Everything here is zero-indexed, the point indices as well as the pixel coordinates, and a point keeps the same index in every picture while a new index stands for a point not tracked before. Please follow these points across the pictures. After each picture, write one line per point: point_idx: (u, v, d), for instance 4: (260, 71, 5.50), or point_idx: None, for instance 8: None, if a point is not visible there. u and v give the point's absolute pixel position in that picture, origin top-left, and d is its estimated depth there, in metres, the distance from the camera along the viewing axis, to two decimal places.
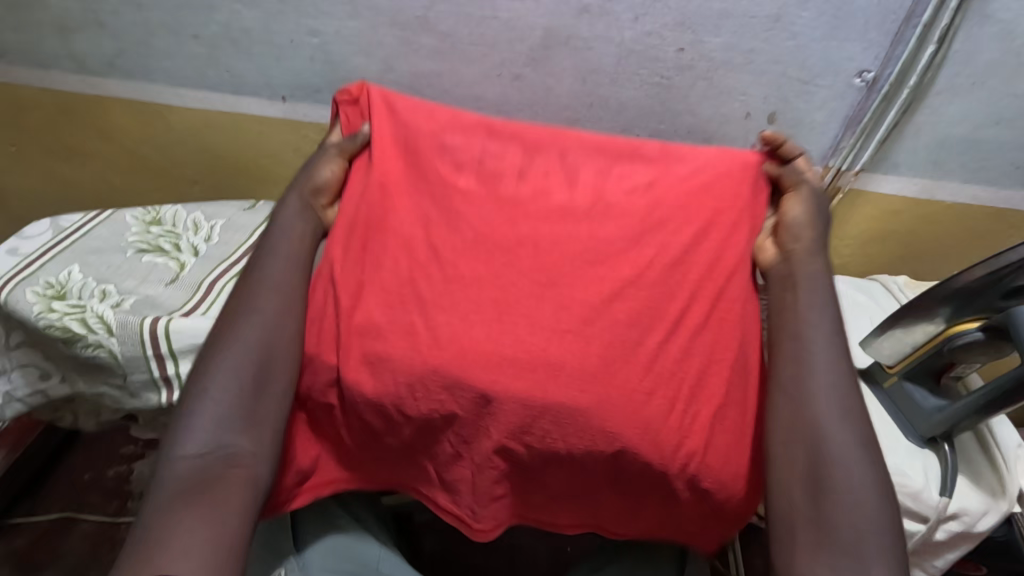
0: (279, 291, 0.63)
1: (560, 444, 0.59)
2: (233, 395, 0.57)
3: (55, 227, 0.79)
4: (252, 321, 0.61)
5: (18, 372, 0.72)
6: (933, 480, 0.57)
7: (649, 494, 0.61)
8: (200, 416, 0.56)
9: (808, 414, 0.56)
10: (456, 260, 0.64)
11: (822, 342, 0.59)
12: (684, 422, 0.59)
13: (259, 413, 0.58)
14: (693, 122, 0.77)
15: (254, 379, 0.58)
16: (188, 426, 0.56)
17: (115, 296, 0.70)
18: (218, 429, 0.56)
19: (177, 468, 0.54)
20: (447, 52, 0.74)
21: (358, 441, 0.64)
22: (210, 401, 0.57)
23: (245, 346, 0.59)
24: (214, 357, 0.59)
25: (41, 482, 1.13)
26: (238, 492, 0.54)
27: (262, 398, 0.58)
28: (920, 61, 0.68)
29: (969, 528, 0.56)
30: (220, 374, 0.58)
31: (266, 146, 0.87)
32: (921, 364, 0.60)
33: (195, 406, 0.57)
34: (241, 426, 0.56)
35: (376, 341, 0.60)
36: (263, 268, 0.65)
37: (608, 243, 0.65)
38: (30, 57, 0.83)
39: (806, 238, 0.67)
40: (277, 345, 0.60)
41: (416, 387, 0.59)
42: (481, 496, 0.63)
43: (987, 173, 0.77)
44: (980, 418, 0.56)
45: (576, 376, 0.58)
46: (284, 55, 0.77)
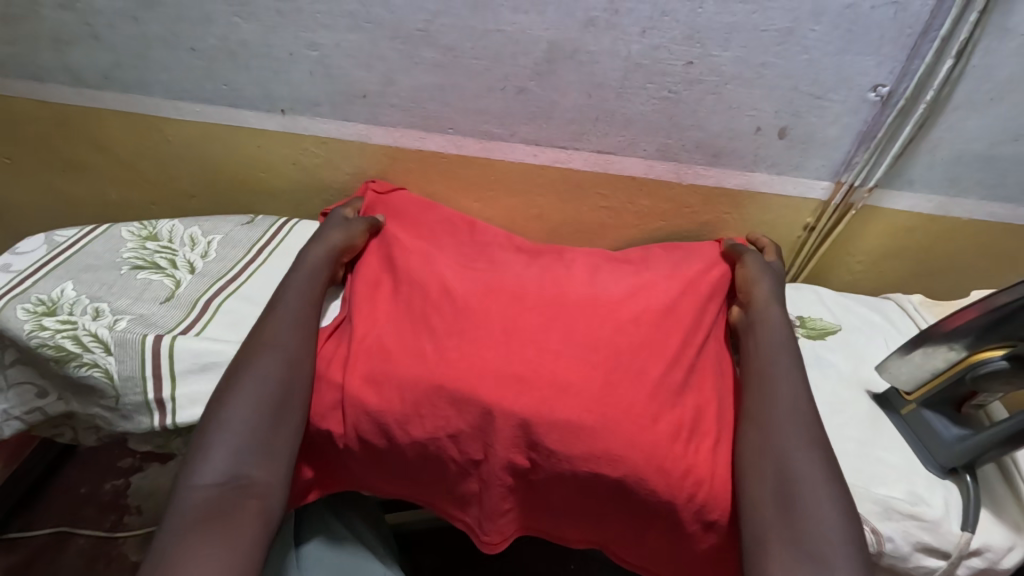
0: (298, 326, 0.63)
1: (566, 463, 0.58)
2: (249, 424, 0.54)
3: (49, 242, 0.78)
4: (272, 354, 0.59)
5: (13, 390, 0.70)
6: (954, 513, 0.54)
7: (654, 522, 0.59)
8: (215, 445, 0.53)
9: (776, 439, 0.54)
10: (468, 298, 0.66)
11: (783, 377, 0.59)
12: (688, 450, 0.58)
13: (274, 444, 0.55)
14: (702, 136, 0.75)
15: (275, 400, 0.56)
16: (204, 456, 0.52)
17: (108, 316, 0.68)
18: (236, 457, 0.53)
19: (190, 498, 0.50)
20: (449, 66, 0.72)
21: (364, 460, 0.63)
22: (232, 427, 0.54)
23: (263, 378, 0.57)
24: (231, 388, 0.57)
25: (37, 497, 1.11)
26: (251, 524, 0.49)
27: (279, 429, 0.56)
28: (936, 76, 0.66)
29: (993, 564, 0.54)
30: (237, 405, 0.55)
31: (264, 159, 0.86)
32: (941, 392, 0.58)
33: (213, 435, 0.54)
34: (260, 456, 0.53)
35: (384, 360, 0.62)
36: (279, 308, 0.64)
37: (608, 295, 0.68)
38: (26, 70, 0.81)
39: (762, 286, 0.69)
40: (295, 381, 0.59)
41: (422, 404, 0.59)
42: (488, 511, 0.62)
43: (1005, 190, 0.75)
44: (1005, 451, 0.53)
45: (579, 407, 0.58)
46: (283, 69, 0.76)
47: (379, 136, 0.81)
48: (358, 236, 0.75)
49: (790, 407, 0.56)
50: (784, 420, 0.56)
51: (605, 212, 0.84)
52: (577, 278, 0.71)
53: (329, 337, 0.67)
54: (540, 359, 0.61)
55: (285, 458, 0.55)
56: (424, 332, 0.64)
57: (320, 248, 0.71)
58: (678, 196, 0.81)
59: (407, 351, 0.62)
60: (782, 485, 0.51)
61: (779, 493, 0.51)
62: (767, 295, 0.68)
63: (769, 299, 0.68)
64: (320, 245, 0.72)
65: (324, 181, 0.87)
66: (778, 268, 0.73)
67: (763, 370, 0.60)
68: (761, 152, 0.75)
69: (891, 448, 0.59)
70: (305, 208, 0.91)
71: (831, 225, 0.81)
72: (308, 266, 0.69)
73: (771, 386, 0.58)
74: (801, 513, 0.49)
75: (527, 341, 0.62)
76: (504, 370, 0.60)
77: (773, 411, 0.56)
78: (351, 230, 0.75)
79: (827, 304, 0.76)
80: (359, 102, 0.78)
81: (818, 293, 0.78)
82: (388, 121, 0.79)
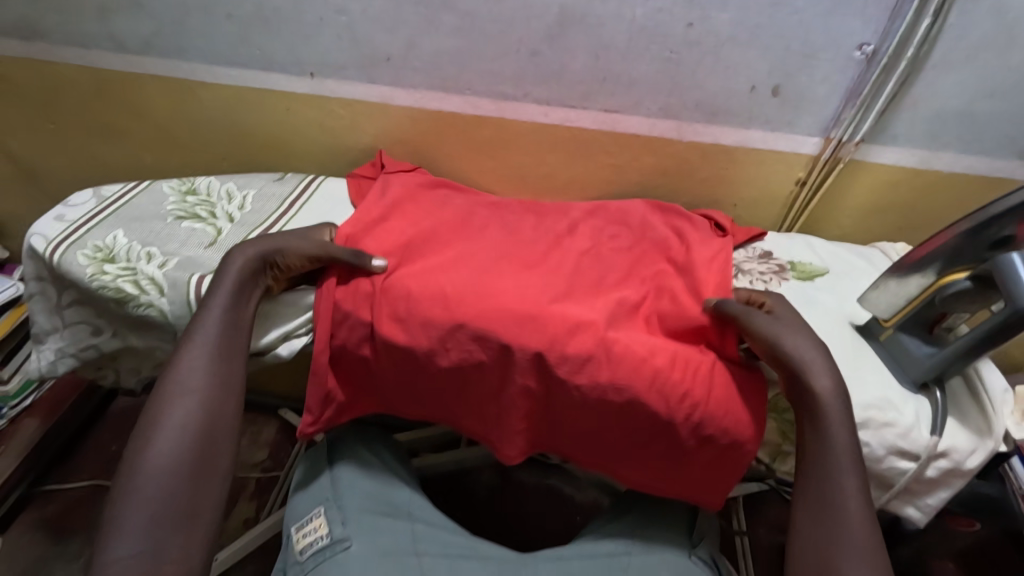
0: (216, 359, 0.63)
1: (577, 392, 0.65)
2: (163, 486, 0.56)
3: (98, 196, 0.85)
4: (185, 402, 0.60)
5: (69, 330, 0.80)
6: (924, 421, 0.61)
7: (654, 442, 0.67)
8: (128, 517, 0.54)
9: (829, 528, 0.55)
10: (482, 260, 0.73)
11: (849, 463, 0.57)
12: (687, 372, 0.64)
13: (196, 502, 0.57)
14: (702, 95, 0.81)
15: (196, 454, 0.59)
16: (118, 525, 0.54)
17: (159, 258, 0.75)
18: (152, 524, 0.54)
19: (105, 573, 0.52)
20: (468, 30, 0.78)
21: (393, 381, 0.71)
22: (146, 489, 0.56)
23: (177, 434, 0.59)
24: (145, 439, 0.58)
25: (70, 456, 1.27)
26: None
27: (202, 485, 0.58)
28: (916, 34, 0.71)
29: (958, 465, 0.60)
30: (151, 467, 0.57)
31: (293, 121, 0.92)
32: (915, 315, 0.64)
33: (126, 502, 0.55)
34: (175, 521, 0.55)
35: (405, 301, 0.67)
36: (196, 339, 0.63)
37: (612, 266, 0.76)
38: (71, 38, 0.88)
39: (788, 347, 0.61)
40: (215, 428, 0.61)
41: (446, 338, 0.66)
42: (507, 430, 0.69)
43: (981, 145, 0.81)
44: (970, 361, 0.60)
45: (585, 348, 0.64)
46: (312, 33, 0.82)
47: (401, 98, 0.87)
48: (292, 257, 0.69)
49: (849, 496, 0.55)
50: (856, 523, 0.54)
51: (610, 169, 0.90)
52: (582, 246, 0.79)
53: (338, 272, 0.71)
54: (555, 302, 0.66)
55: (207, 515, 0.58)
56: (446, 272, 0.69)
57: (251, 250, 0.69)
58: (680, 153, 0.87)
59: (426, 294, 0.67)
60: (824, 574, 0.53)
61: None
62: (806, 358, 0.61)
63: (819, 363, 0.60)
64: (252, 245, 0.70)
65: (348, 143, 0.93)
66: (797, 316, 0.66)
67: (825, 464, 0.57)
68: (755, 111, 0.81)
69: (870, 370, 0.65)
70: (328, 169, 0.97)
71: (821, 179, 0.87)
72: (235, 278, 0.66)
73: (838, 495, 0.56)
74: None
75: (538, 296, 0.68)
76: (521, 312, 0.65)
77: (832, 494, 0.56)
78: (291, 252, 0.69)
79: (817, 251, 0.82)
80: (383, 65, 0.84)
81: (808, 242, 0.84)
82: (409, 83, 0.85)
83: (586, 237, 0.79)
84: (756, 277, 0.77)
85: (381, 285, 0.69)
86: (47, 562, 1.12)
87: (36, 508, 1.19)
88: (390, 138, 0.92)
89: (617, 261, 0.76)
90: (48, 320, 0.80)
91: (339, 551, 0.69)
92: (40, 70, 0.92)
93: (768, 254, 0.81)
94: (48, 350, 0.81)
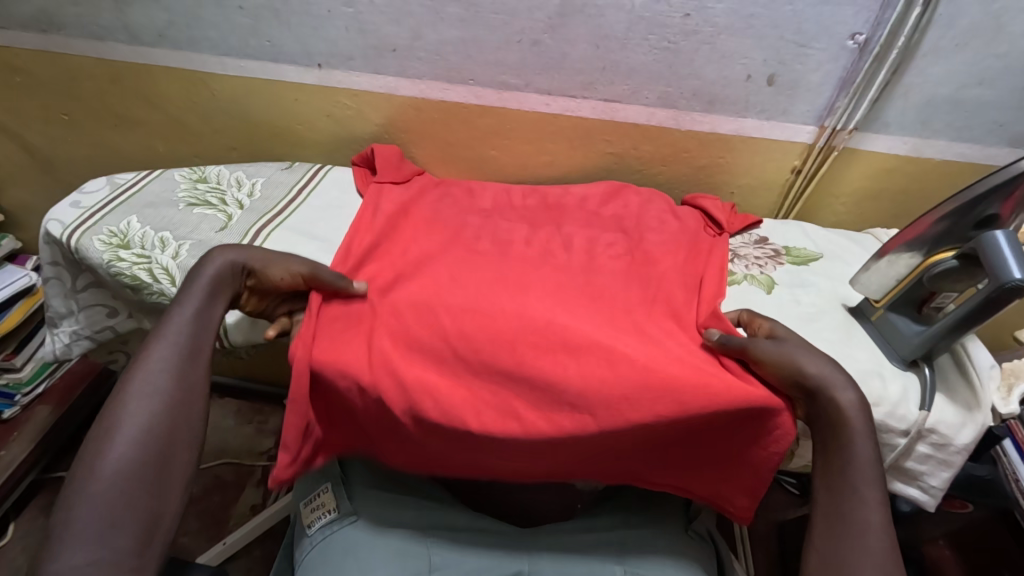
0: (183, 357, 0.62)
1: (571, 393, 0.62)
2: (122, 491, 0.54)
3: (112, 184, 0.87)
4: (149, 402, 0.59)
5: (84, 313, 0.83)
6: (912, 396, 0.63)
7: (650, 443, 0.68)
8: (79, 524, 0.51)
9: (842, 535, 0.56)
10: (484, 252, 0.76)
11: (869, 477, 0.57)
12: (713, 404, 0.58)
13: (156, 508, 0.55)
14: (699, 84, 0.83)
15: (158, 456, 0.57)
16: (71, 534, 0.51)
17: (173, 245, 0.77)
18: (107, 531, 0.52)
19: None
20: (471, 20, 0.81)
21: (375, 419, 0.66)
22: (101, 496, 0.53)
23: (137, 436, 0.56)
24: (101, 442, 0.56)
25: (79, 443, 1.29)
26: None
27: (163, 490, 0.56)
28: (907, 23, 0.73)
29: (948, 441, 0.62)
30: (107, 471, 0.54)
31: (301, 112, 0.94)
32: (904, 293, 0.66)
33: (78, 508, 0.52)
34: (128, 527, 0.53)
35: (403, 331, 0.65)
36: (159, 340, 0.63)
37: (613, 254, 0.78)
38: (87, 30, 0.90)
39: (807, 371, 0.59)
40: (177, 431, 0.59)
41: (450, 350, 0.64)
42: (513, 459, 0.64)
43: (972, 132, 0.83)
44: (955, 337, 0.62)
45: (595, 350, 0.62)
46: (320, 25, 0.84)
47: (406, 88, 0.89)
48: (274, 273, 0.70)
49: (869, 509, 0.56)
50: (874, 532, 0.55)
51: (609, 157, 0.93)
52: (582, 233, 0.81)
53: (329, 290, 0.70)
54: (550, 310, 0.67)
55: (166, 522, 0.55)
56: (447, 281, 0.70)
57: (232, 253, 0.70)
58: (678, 141, 0.89)
59: (422, 304, 0.67)
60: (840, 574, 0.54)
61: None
62: (825, 373, 0.59)
63: (840, 380, 0.59)
64: (231, 251, 0.70)
65: (353, 133, 0.95)
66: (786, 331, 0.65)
67: (842, 480, 0.57)
68: (751, 99, 0.83)
69: (860, 346, 0.67)
70: (336, 159, 1.00)
71: (815, 168, 0.89)
72: (210, 280, 0.67)
73: (861, 511, 0.56)
74: None
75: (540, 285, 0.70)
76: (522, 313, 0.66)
77: (856, 509, 0.56)
78: (272, 266, 0.70)
79: (811, 237, 0.84)
80: (389, 56, 0.86)
81: (802, 228, 0.86)
82: (414, 74, 0.87)
83: (585, 238, 0.80)
84: (751, 261, 0.79)
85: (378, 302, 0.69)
86: None
87: (51, 492, 1.22)
88: (395, 127, 0.94)
89: (617, 262, 0.77)
90: (63, 303, 0.82)
91: (346, 525, 0.73)
92: (57, 61, 0.94)
93: (764, 240, 0.84)
94: (63, 333, 0.83)
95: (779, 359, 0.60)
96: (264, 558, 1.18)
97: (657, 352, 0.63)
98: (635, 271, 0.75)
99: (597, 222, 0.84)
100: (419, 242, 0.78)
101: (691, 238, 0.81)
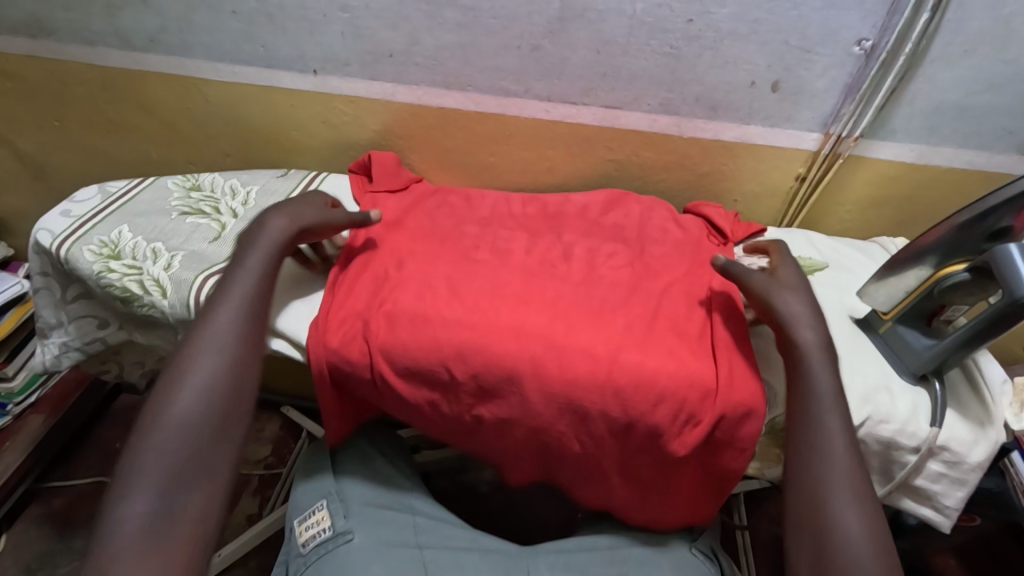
0: (242, 320, 0.63)
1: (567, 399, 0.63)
2: (185, 443, 0.55)
3: (103, 192, 0.85)
4: (210, 360, 0.60)
5: (74, 325, 0.81)
6: (923, 412, 0.62)
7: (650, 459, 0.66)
8: (144, 474, 0.53)
9: (821, 511, 0.54)
10: (482, 263, 0.75)
11: (843, 457, 0.56)
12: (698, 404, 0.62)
13: (213, 465, 0.56)
14: (701, 90, 0.81)
15: (219, 414, 0.58)
16: (135, 481, 0.53)
17: (165, 256, 0.75)
18: (168, 484, 0.53)
19: (116, 535, 0.50)
20: (469, 26, 0.79)
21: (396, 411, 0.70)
22: (159, 459, 0.54)
23: (203, 391, 0.58)
24: (167, 394, 0.58)
25: (73, 452, 1.28)
26: (184, 554, 0.51)
27: (220, 447, 0.57)
28: (915, 29, 0.72)
29: (961, 459, 0.60)
30: (173, 421, 0.56)
31: (297, 118, 0.93)
32: (914, 306, 0.64)
33: (144, 458, 0.54)
34: (188, 483, 0.54)
35: (402, 352, 0.64)
36: (220, 302, 0.64)
37: (616, 266, 0.76)
38: (78, 35, 0.89)
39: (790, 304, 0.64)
40: (238, 392, 0.60)
41: (450, 362, 0.64)
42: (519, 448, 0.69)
43: (980, 139, 0.81)
44: (968, 351, 0.60)
45: (592, 382, 0.62)
46: (316, 30, 0.83)
47: (403, 94, 0.87)
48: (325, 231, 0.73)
49: (844, 486, 0.54)
50: (850, 510, 0.53)
51: (611, 164, 0.91)
52: (582, 242, 0.80)
53: (336, 295, 0.71)
54: (549, 325, 0.65)
55: (226, 476, 0.56)
56: (444, 295, 0.69)
57: (288, 216, 0.71)
58: (680, 148, 0.88)
59: (422, 318, 0.66)
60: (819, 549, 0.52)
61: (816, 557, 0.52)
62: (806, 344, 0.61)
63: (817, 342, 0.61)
64: (291, 215, 0.71)
65: (350, 139, 0.94)
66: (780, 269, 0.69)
67: (814, 471, 0.56)
68: (755, 105, 0.82)
69: (868, 360, 0.66)
70: (332, 165, 0.98)
71: (820, 175, 0.87)
72: (272, 243, 0.68)
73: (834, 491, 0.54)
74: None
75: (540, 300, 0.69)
76: (520, 331, 0.65)
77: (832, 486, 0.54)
78: (323, 223, 0.73)
79: (816, 245, 0.83)
80: (386, 61, 0.84)
81: (807, 237, 0.84)
82: (412, 80, 0.86)
83: (586, 249, 0.78)
84: None
85: (375, 309, 0.67)
86: (52, 557, 1.13)
87: (43, 503, 1.20)
88: (393, 133, 0.92)
89: (619, 273, 0.75)
90: (53, 314, 0.81)
91: (342, 543, 0.70)
92: (48, 66, 0.92)
93: None
94: (53, 344, 0.82)
95: (764, 294, 0.65)
96: (260, 569, 1.16)
97: (654, 359, 0.63)
98: (637, 282, 0.73)
99: (598, 230, 0.82)
100: (416, 253, 0.76)
101: (694, 248, 0.79)
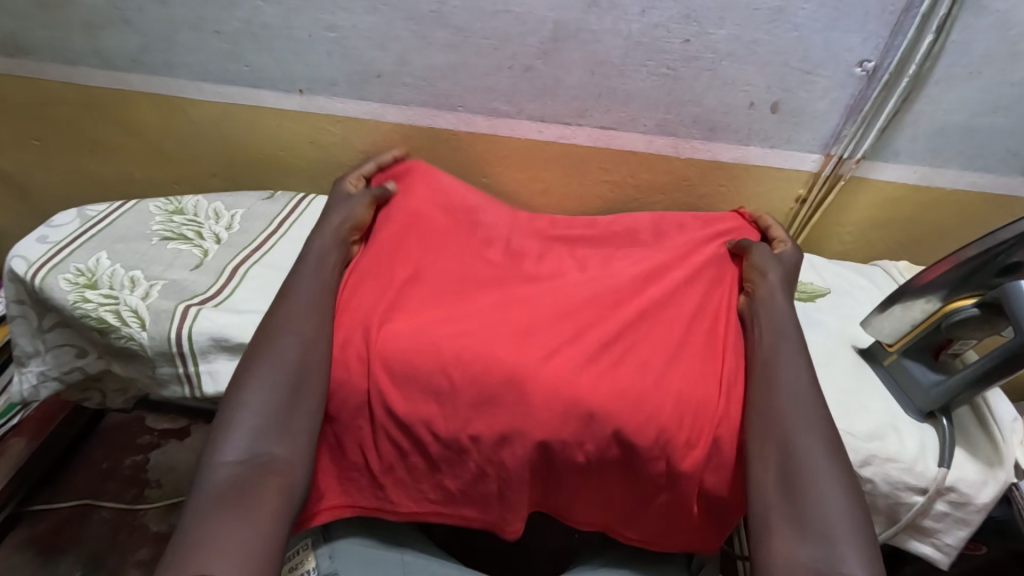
0: (316, 304, 0.64)
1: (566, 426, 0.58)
2: (268, 401, 0.57)
3: (82, 216, 0.82)
4: (288, 337, 0.60)
5: (51, 353, 0.78)
6: (930, 451, 0.59)
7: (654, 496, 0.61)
8: (237, 425, 0.56)
9: (788, 445, 0.55)
10: (478, 283, 0.70)
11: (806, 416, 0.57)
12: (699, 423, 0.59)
13: (295, 426, 0.57)
14: (699, 111, 0.79)
15: (293, 381, 0.58)
16: (227, 426, 0.56)
17: (143, 285, 0.73)
18: (254, 437, 0.55)
19: (213, 474, 0.53)
20: (460, 45, 0.77)
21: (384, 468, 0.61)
22: (250, 410, 0.57)
23: (281, 361, 0.59)
24: (252, 364, 0.60)
25: (57, 476, 1.24)
26: (272, 501, 0.52)
27: (296, 411, 0.57)
28: (918, 50, 0.70)
29: (969, 500, 0.58)
30: (258, 380, 0.58)
31: (283, 138, 0.90)
32: (920, 340, 0.62)
33: (234, 414, 0.57)
34: (275, 435, 0.56)
35: (406, 372, 0.59)
36: (294, 291, 0.66)
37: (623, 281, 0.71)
38: (57, 54, 0.86)
39: (769, 278, 0.69)
40: (308, 363, 0.59)
41: (445, 386, 0.59)
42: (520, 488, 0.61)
43: (985, 160, 0.79)
44: (978, 391, 0.58)
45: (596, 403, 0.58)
46: (302, 50, 0.80)
47: (393, 114, 0.85)
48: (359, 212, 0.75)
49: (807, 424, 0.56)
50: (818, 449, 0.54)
51: (609, 185, 0.89)
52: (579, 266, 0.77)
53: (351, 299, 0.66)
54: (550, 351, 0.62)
55: (307, 435, 0.57)
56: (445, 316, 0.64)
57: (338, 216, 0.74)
58: (678, 170, 0.86)
59: (426, 339, 0.61)
60: (791, 482, 0.53)
61: (783, 482, 0.54)
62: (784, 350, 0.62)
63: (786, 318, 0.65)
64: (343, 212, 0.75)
65: (339, 159, 0.91)
66: (795, 265, 0.73)
67: (786, 429, 0.56)
68: (755, 126, 0.80)
69: (872, 396, 0.63)
70: (321, 185, 0.95)
71: (821, 198, 0.85)
72: (326, 241, 0.71)
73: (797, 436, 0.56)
74: (812, 504, 0.52)
75: (542, 323, 0.65)
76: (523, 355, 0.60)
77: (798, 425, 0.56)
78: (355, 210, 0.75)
79: (818, 270, 0.80)
80: (374, 82, 0.82)
81: (809, 262, 0.82)
82: (401, 100, 0.83)
83: (588, 266, 0.74)
84: None
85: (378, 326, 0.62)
86: None
87: (25, 529, 1.16)
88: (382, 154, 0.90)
89: (626, 287, 0.70)
90: (30, 343, 0.78)
91: None
92: (28, 85, 0.90)
93: None
94: (30, 374, 0.79)
95: (760, 265, 0.71)
96: None
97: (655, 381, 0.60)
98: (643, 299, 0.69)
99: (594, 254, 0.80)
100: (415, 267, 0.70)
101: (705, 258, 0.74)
